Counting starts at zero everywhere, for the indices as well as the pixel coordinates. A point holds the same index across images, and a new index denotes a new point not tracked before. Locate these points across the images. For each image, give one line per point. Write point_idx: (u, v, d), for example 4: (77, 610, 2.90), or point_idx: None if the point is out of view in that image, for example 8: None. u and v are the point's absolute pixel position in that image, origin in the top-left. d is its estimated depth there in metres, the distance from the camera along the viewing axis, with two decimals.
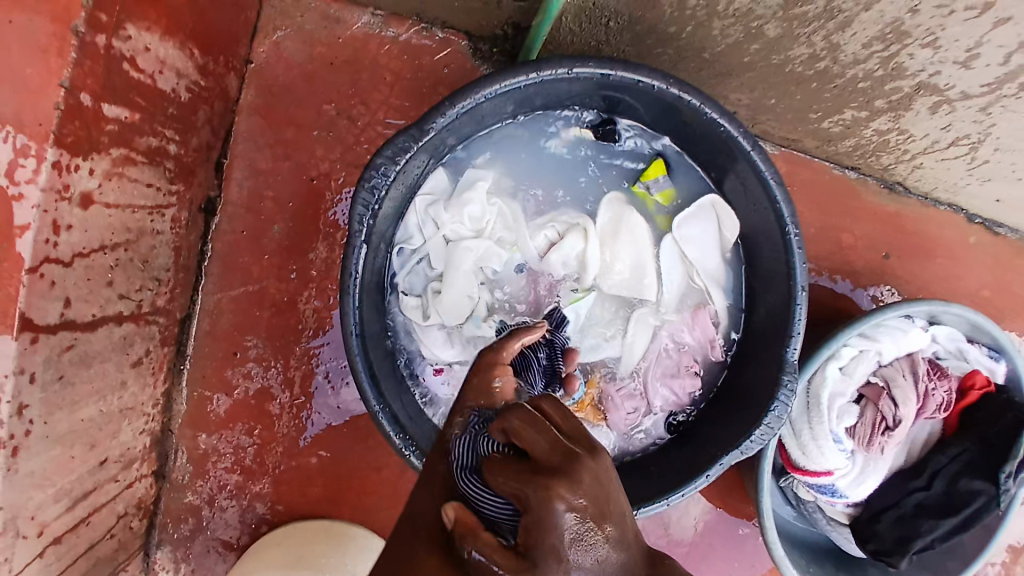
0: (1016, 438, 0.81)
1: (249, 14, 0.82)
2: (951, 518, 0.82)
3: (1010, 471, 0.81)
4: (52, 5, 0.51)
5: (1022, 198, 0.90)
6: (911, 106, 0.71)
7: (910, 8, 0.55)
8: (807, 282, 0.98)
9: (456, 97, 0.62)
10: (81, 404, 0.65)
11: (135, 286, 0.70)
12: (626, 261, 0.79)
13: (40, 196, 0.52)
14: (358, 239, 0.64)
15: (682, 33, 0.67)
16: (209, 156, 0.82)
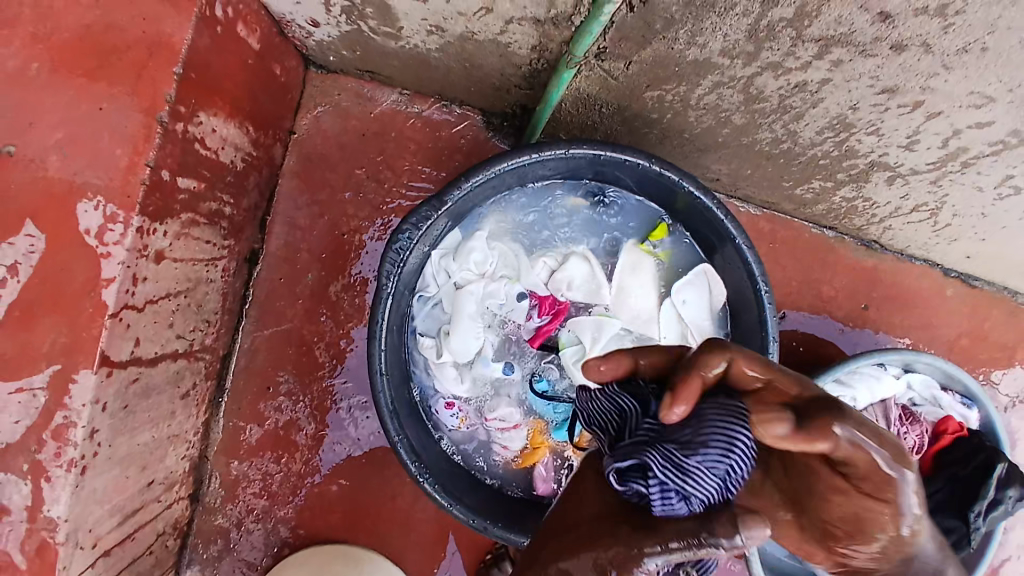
0: (985, 478, 0.86)
1: (294, 93, 0.95)
2: None
3: (981, 508, 0.86)
4: (145, 101, 0.64)
5: (988, 255, 0.98)
6: (868, 179, 0.80)
7: (850, 107, 0.62)
8: (791, 330, 1.06)
9: (472, 173, 0.74)
10: (139, 429, 0.74)
11: (190, 326, 0.81)
12: (633, 317, 0.86)
13: (124, 254, 0.64)
14: (385, 292, 0.74)
15: (663, 119, 0.78)
16: (255, 214, 0.94)
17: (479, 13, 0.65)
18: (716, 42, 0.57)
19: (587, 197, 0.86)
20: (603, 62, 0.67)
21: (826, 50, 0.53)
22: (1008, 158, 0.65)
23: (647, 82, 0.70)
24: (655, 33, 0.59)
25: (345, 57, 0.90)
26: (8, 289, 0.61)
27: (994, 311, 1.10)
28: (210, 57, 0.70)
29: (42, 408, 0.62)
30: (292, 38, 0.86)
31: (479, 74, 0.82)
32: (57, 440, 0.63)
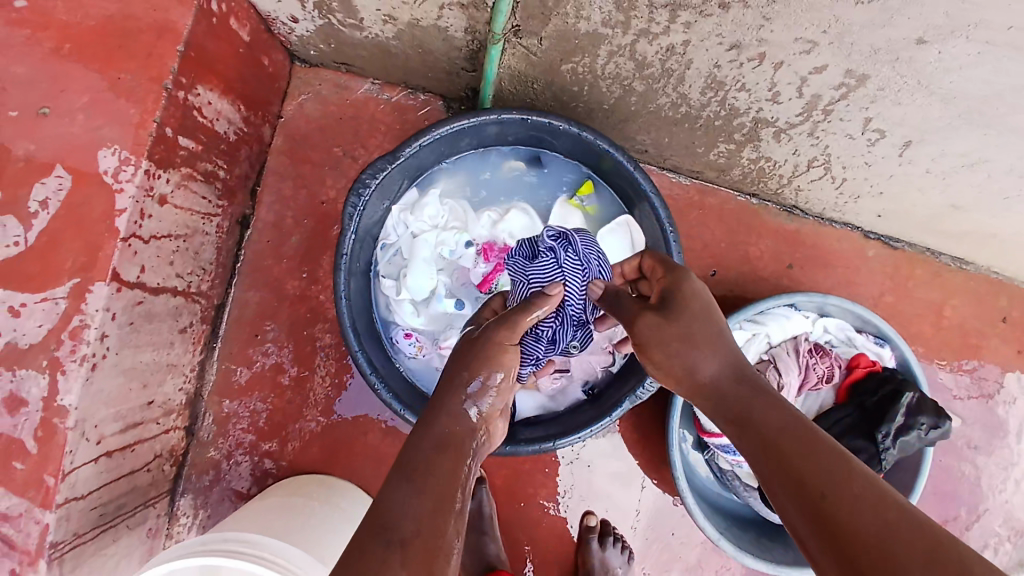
0: (890, 404, 0.96)
1: (281, 83, 1.12)
2: None
3: (887, 431, 0.95)
4: (152, 72, 0.80)
5: (896, 211, 1.05)
6: (760, 137, 0.92)
7: (714, 64, 0.76)
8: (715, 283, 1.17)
9: (421, 135, 0.89)
10: (141, 348, 0.90)
11: (188, 269, 0.98)
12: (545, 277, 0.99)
13: (134, 190, 0.80)
14: (348, 231, 0.90)
15: (583, 91, 0.93)
16: (246, 183, 1.11)
17: (418, 1, 0.81)
18: (596, 15, 0.73)
19: (523, 159, 1.02)
20: (521, 39, 0.83)
21: (675, 13, 0.68)
22: (855, 100, 0.75)
23: (560, 56, 0.85)
24: (550, 9, 0.74)
25: (322, 50, 1.06)
26: (39, 219, 0.78)
27: (917, 271, 1.20)
28: (206, 43, 0.86)
29: (61, 313, 0.79)
30: (277, 35, 1.03)
31: (431, 60, 0.98)
32: (73, 339, 0.79)
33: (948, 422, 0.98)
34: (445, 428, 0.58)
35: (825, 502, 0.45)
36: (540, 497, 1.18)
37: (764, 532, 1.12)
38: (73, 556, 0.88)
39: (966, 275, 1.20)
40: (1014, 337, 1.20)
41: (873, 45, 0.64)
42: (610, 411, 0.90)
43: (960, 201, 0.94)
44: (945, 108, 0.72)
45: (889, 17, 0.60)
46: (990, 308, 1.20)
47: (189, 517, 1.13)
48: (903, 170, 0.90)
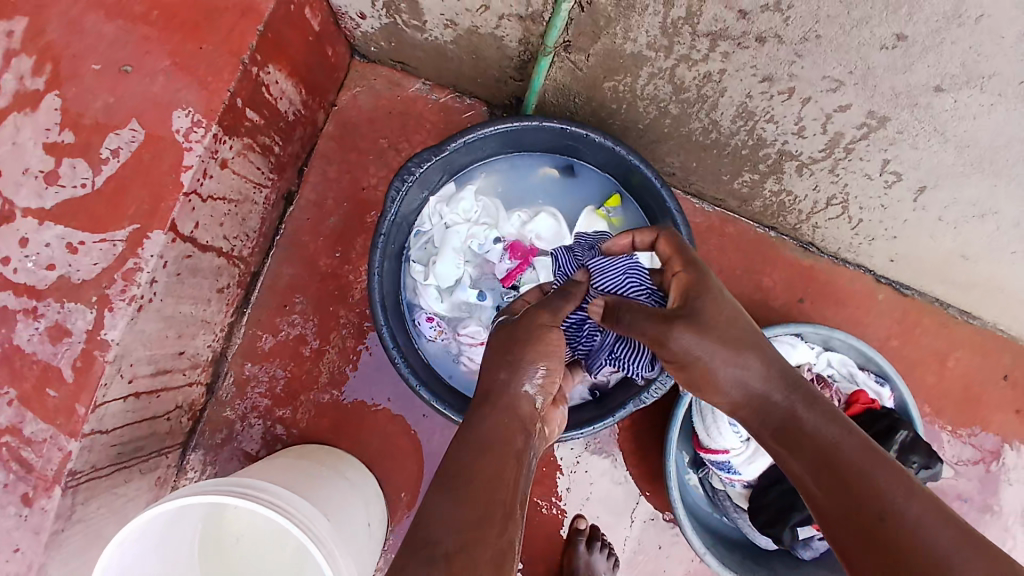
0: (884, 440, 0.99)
1: (339, 74, 1.19)
2: None
3: None
4: (232, 46, 0.88)
5: (908, 257, 1.09)
6: (783, 169, 0.97)
7: (746, 95, 0.82)
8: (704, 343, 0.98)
9: (466, 132, 0.95)
10: (183, 299, 0.97)
11: (234, 233, 1.05)
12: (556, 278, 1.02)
13: (201, 151, 0.88)
14: (388, 214, 0.96)
15: (621, 109, 0.99)
16: (296, 162, 1.18)
17: (479, 10, 0.89)
18: (642, 37, 0.79)
19: (557, 167, 1.09)
20: (569, 54, 0.90)
21: (715, 43, 0.74)
22: (876, 141, 0.80)
23: (603, 74, 0.92)
24: (600, 29, 0.81)
25: (382, 47, 1.14)
26: (109, 165, 0.86)
27: (925, 319, 1.23)
28: (282, 28, 0.94)
29: (118, 255, 0.86)
30: (343, 28, 1.11)
31: (483, 66, 1.05)
32: (126, 279, 0.86)
33: (939, 464, 1.00)
34: (491, 428, 0.62)
35: (883, 530, 0.51)
36: (535, 494, 1.21)
37: (750, 554, 1.13)
38: (87, 487, 0.93)
39: (973, 329, 1.23)
40: (1014, 395, 1.23)
41: (894, 89, 0.70)
42: (614, 412, 0.94)
43: (968, 251, 0.98)
44: (958, 156, 0.77)
45: (911, 63, 0.65)
46: (993, 364, 1.23)
47: (198, 471, 1.18)
48: (916, 215, 0.95)
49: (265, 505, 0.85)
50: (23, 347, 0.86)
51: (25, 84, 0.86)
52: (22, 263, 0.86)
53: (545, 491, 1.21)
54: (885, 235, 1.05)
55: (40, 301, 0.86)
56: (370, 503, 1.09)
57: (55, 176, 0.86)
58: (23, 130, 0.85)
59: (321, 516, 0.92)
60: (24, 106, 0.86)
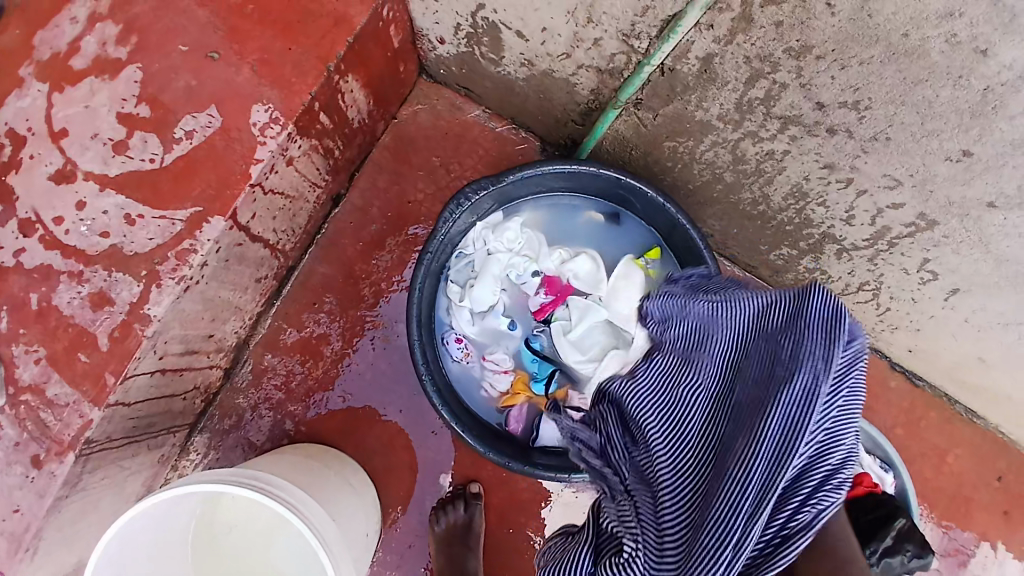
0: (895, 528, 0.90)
1: (405, 89, 1.23)
2: None
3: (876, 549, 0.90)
4: (321, 52, 0.91)
5: (927, 351, 1.12)
6: (823, 250, 1.00)
7: (804, 177, 0.85)
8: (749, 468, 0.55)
9: (525, 167, 0.99)
10: (224, 284, 0.99)
11: (283, 227, 1.07)
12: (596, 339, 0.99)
13: (274, 147, 0.90)
14: (438, 234, 0.99)
15: (676, 168, 1.03)
16: (350, 166, 1.20)
17: (561, 56, 0.92)
18: (715, 108, 0.83)
19: (604, 213, 1.12)
20: (638, 110, 0.94)
21: (786, 126, 0.78)
22: (920, 241, 0.84)
23: (667, 134, 0.95)
24: (676, 93, 0.85)
25: (452, 71, 1.18)
26: (181, 145, 0.89)
27: (931, 413, 1.26)
28: (368, 42, 0.98)
29: (174, 233, 0.88)
30: (418, 48, 1.15)
31: (548, 106, 1.09)
32: (179, 259, 0.88)
33: (931, 555, 1.00)
34: None
35: None
36: (529, 528, 1.21)
37: None
38: (98, 457, 0.93)
39: (975, 430, 1.25)
40: (1006, 501, 1.25)
41: (949, 198, 0.74)
42: None
43: (987, 356, 1.01)
44: (996, 268, 0.81)
45: (971, 178, 0.69)
46: (989, 467, 1.25)
47: (200, 454, 1.18)
48: (943, 314, 0.98)
49: (279, 502, 0.85)
50: (60, 308, 0.87)
51: (106, 50, 0.88)
52: (75, 226, 0.87)
53: (540, 526, 1.21)
54: (910, 327, 1.08)
55: (87, 266, 0.87)
56: (370, 513, 1.09)
57: (123, 145, 0.88)
58: (98, 95, 0.88)
59: (332, 521, 0.92)
60: (103, 72, 0.88)
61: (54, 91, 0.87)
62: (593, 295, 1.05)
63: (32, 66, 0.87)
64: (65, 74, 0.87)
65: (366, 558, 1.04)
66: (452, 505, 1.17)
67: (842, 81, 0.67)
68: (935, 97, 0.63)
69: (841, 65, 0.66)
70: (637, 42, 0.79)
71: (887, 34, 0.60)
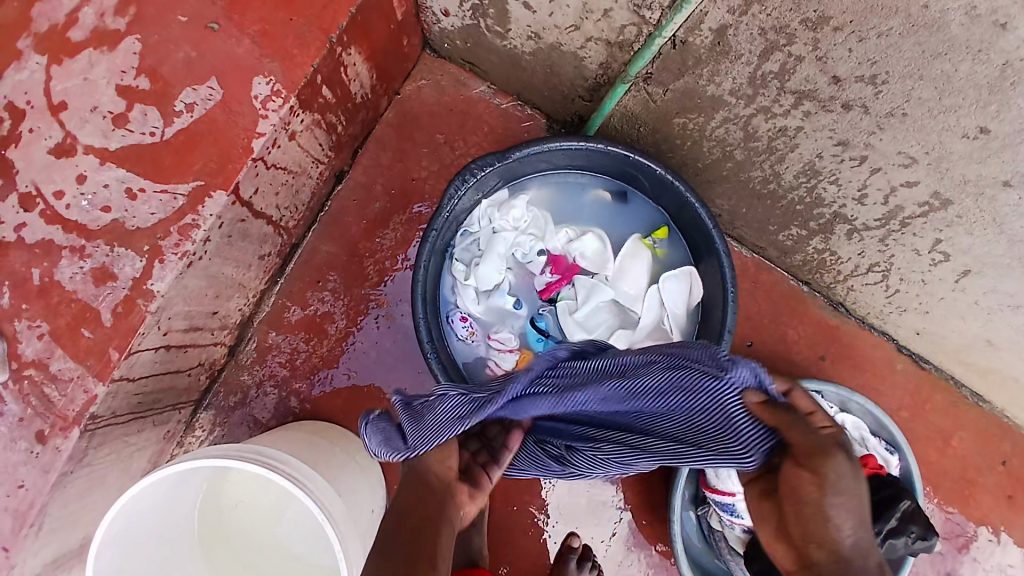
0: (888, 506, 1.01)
1: (409, 64, 1.20)
2: None
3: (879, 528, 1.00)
4: (323, 23, 0.89)
5: (936, 333, 1.11)
6: (832, 230, 0.99)
7: (817, 155, 0.84)
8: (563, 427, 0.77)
9: (532, 144, 0.97)
10: (227, 260, 0.98)
11: (285, 204, 1.06)
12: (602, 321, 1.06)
13: (275, 120, 0.89)
14: (444, 211, 0.97)
15: (684, 145, 1.01)
16: (353, 143, 1.19)
17: (569, 29, 0.90)
18: (726, 83, 0.81)
19: (611, 191, 1.10)
20: (648, 86, 0.91)
21: (800, 101, 0.76)
22: (933, 221, 0.83)
23: (676, 110, 0.93)
24: (686, 67, 0.82)
25: (457, 46, 1.15)
26: (181, 119, 0.87)
27: (937, 396, 1.25)
28: (371, 13, 0.95)
29: (176, 208, 0.87)
30: (422, 21, 1.12)
31: (555, 81, 1.07)
32: (181, 235, 0.87)
33: (935, 538, 1.01)
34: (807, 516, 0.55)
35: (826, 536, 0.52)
36: (532, 506, 1.22)
37: None
38: (102, 432, 0.93)
39: (980, 412, 1.25)
40: (1010, 484, 1.25)
41: (965, 177, 0.72)
42: None
43: (995, 338, 1.00)
44: (1010, 249, 0.79)
45: (988, 156, 0.68)
46: (994, 450, 1.25)
47: (205, 431, 1.18)
48: (953, 296, 0.97)
49: (284, 478, 0.86)
50: (63, 283, 0.87)
51: (105, 22, 0.86)
52: (77, 201, 0.86)
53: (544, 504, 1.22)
54: (919, 308, 1.06)
55: (89, 241, 0.86)
56: (375, 490, 1.09)
57: (124, 119, 0.86)
58: (98, 68, 0.86)
59: (336, 497, 0.93)
60: (103, 44, 0.86)
61: (54, 63, 0.86)
62: (597, 275, 1.07)
63: (32, 38, 0.85)
64: (63, 46, 0.86)
65: (371, 533, 1.05)
66: None
67: (858, 54, 0.65)
68: (954, 72, 0.62)
69: (858, 37, 0.64)
70: (648, 13, 0.77)
71: (907, 4, 0.58)
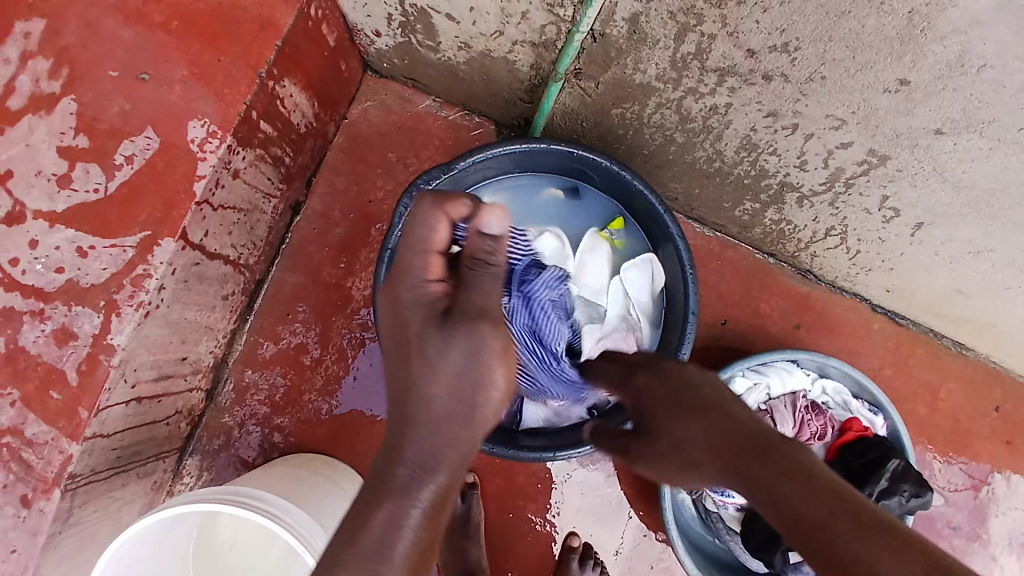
0: (875, 468, 1.01)
1: (351, 88, 1.21)
2: None
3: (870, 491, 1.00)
4: (251, 59, 0.90)
5: (904, 288, 1.11)
6: (783, 200, 0.99)
7: (751, 128, 0.84)
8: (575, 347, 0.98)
9: (475, 152, 0.97)
10: (188, 305, 0.99)
11: (241, 242, 1.07)
12: None
13: (215, 161, 0.90)
14: (396, 229, 0.97)
15: (627, 135, 1.01)
16: (305, 172, 1.20)
17: (494, 35, 0.91)
18: (652, 69, 0.81)
19: (563, 189, 1.11)
20: (580, 81, 0.92)
21: (723, 78, 0.76)
22: (876, 178, 0.83)
23: (612, 101, 0.93)
24: (611, 59, 0.83)
25: (395, 64, 1.16)
26: (122, 172, 0.88)
27: (919, 350, 1.24)
28: (299, 43, 0.96)
29: (127, 260, 0.88)
30: (358, 45, 1.13)
31: (494, 87, 1.07)
32: (134, 286, 0.88)
33: (930, 493, 1.01)
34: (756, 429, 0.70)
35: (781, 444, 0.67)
36: (530, 511, 1.22)
37: None
38: (85, 490, 0.93)
39: (966, 361, 1.24)
40: (1004, 429, 1.24)
41: (895, 130, 0.72)
42: (613, 432, 0.97)
43: (963, 285, 1.00)
44: (955, 196, 0.79)
45: (912, 107, 0.68)
46: (985, 398, 1.24)
47: (194, 477, 1.18)
48: (913, 249, 0.97)
49: (261, 514, 0.86)
50: (27, 348, 0.87)
51: (40, 87, 0.87)
52: (31, 265, 0.86)
53: (540, 507, 1.22)
54: (883, 265, 1.06)
55: (47, 304, 0.87)
56: None
57: (67, 179, 0.87)
58: (37, 132, 0.86)
59: (319, 527, 0.93)
60: (39, 108, 0.87)
61: None
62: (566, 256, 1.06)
63: None
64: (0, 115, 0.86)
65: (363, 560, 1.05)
66: None
67: (766, 25, 0.66)
68: (861, 28, 0.62)
69: (762, 7, 0.64)
70: (562, 11, 0.78)
71: None
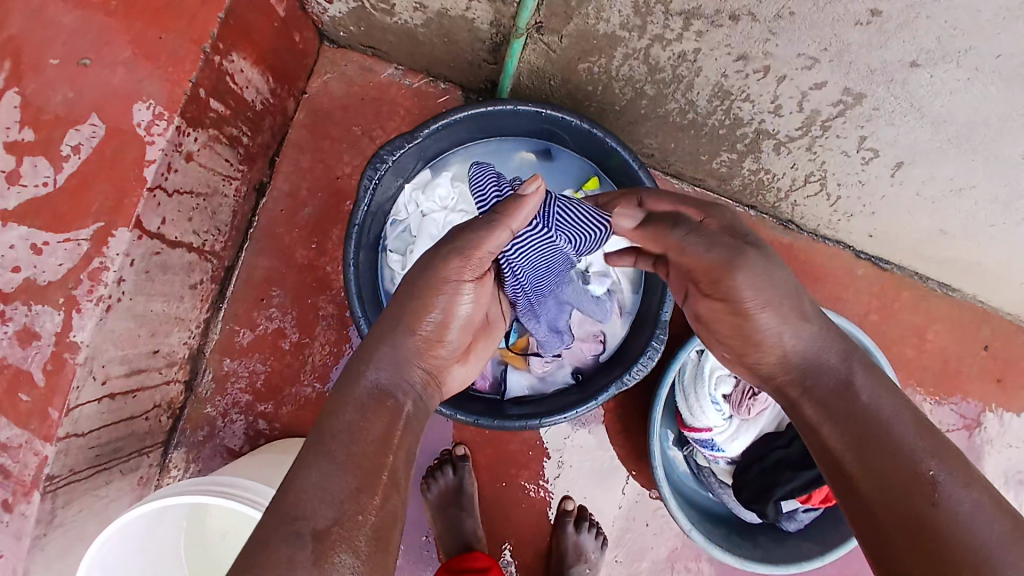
0: None
1: (308, 60, 1.16)
2: (804, 471, 0.98)
3: None
4: (193, 33, 0.85)
5: (887, 232, 1.09)
6: (760, 148, 0.96)
7: (722, 74, 0.81)
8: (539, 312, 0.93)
9: (438, 118, 0.93)
10: (154, 296, 0.96)
11: (204, 228, 1.04)
12: None
13: (164, 144, 0.86)
14: (363, 202, 0.94)
15: (597, 91, 0.97)
16: (266, 152, 1.15)
17: None
18: (615, 17, 0.77)
19: (534, 152, 1.08)
20: (543, 35, 0.88)
21: (689, 21, 0.73)
22: (852, 118, 0.80)
23: (578, 55, 0.90)
24: (572, 9, 0.79)
25: (352, 32, 1.11)
26: (70, 163, 0.83)
27: (904, 294, 1.23)
28: (245, 14, 0.91)
29: (82, 254, 0.84)
30: (311, 13, 1.08)
31: (455, 50, 1.03)
32: (92, 280, 0.84)
33: None
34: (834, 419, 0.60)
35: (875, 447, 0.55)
36: (522, 479, 1.22)
37: (735, 528, 1.13)
38: (66, 491, 0.91)
39: (953, 302, 1.23)
40: (993, 367, 1.24)
41: (869, 66, 0.69)
42: (596, 395, 0.97)
43: (946, 225, 0.99)
44: (935, 131, 0.77)
45: (886, 39, 0.65)
46: (973, 338, 1.24)
47: (180, 469, 1.17)
48: (893, 191, 0.95)
49: (244, 503, 0.84)
50: None
51: None
52: None
53: (532, 474, 1.21)
54: (863, 209, 1.04)
55: (6, 304, 0.83)
56: None
57: (16, 175, 0.82)
58: None
59: None
60: None
61: None
62: None
63: None
64: None
65: None
66: (441, 471, 1.18)
67: None
68: None
69: None
70: None
71: None
